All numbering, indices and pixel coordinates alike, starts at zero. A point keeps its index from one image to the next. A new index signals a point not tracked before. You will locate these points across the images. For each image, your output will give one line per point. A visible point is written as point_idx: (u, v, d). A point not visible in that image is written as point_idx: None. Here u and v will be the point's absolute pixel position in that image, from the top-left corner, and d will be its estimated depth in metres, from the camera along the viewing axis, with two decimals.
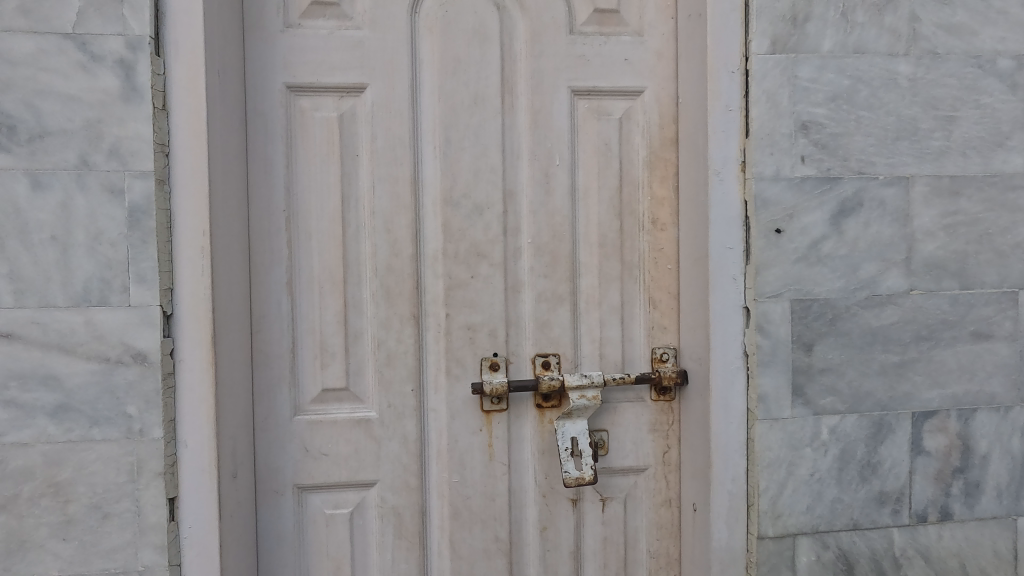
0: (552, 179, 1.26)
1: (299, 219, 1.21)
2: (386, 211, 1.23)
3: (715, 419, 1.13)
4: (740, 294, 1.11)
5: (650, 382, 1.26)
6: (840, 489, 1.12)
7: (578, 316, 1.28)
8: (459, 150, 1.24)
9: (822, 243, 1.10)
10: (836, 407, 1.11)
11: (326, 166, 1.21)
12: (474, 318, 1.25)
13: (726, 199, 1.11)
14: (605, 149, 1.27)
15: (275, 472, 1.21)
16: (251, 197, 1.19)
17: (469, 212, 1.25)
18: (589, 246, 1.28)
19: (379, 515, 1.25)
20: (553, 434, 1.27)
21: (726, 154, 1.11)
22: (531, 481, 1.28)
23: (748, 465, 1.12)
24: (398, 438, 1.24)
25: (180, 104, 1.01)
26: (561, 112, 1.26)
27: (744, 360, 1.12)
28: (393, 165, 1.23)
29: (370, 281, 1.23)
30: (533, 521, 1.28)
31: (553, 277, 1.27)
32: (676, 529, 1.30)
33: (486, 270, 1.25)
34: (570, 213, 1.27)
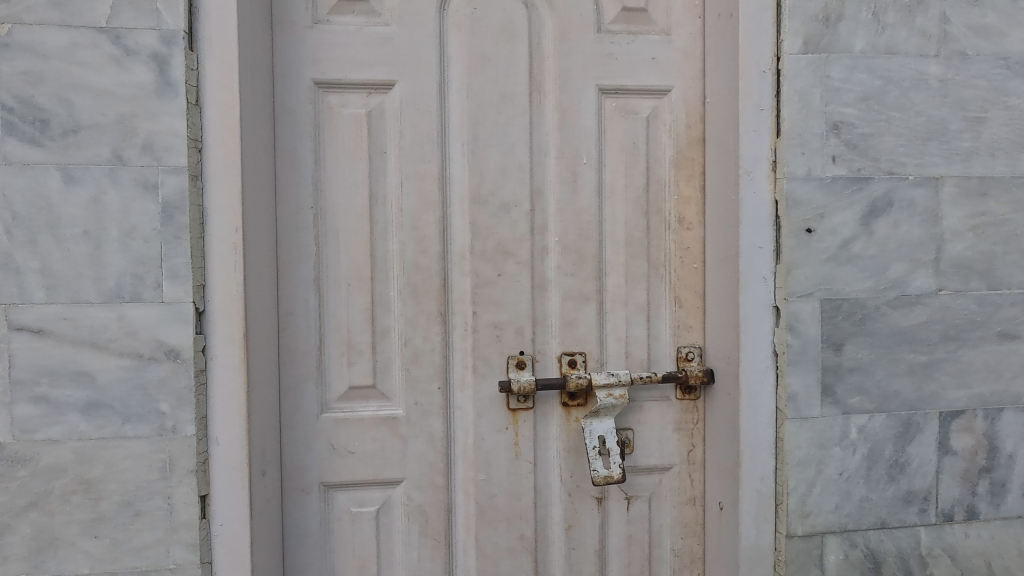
0: (579, 178, 1.26)
1: (326, 216, 1.21)
2: (414, 208, 1.22)
3: (744, 417, 1.13)
4: (770, 293, 1.12)
5: (676, 381, 1.26)
6: (868, 488, 1.12)
7: (604, 315, 1.28)
8: (486, 147, 1.24)
9: (852, 242, 1.10)
10: (865, 406, 1.12)
11: (353, 163, 1.21)
12: (501, 316, 1.25)
13: (757, 199, 1.11)
14: (632, 148, 1.27)
15: (301, 470, 1.21)
16: (279, 193, 1.18)
17: (496, 210, 1.24)
18: (615, 245, 1.28)
19: (405, 513, 1.25)
20: (579, 433, 1.27)
21: (757, 153, 1.11)
22: (556, 480, 1.28)
23: (777, 464, 1.13)
24: (424, 436, 1.24)
25: (213, 99, 1.00)
26: (589, 110, 1.26)
27: (773, 360, 1.12)
28: (421, 162, 1.22)
29: (397, 279, 1.22)
30: (558, 520, 1.28)
31: (580, 275, 1.26)
32: (700, 528, 1.31)
33: (513, 268, 1.25)
34: (597, 212, 1.27)
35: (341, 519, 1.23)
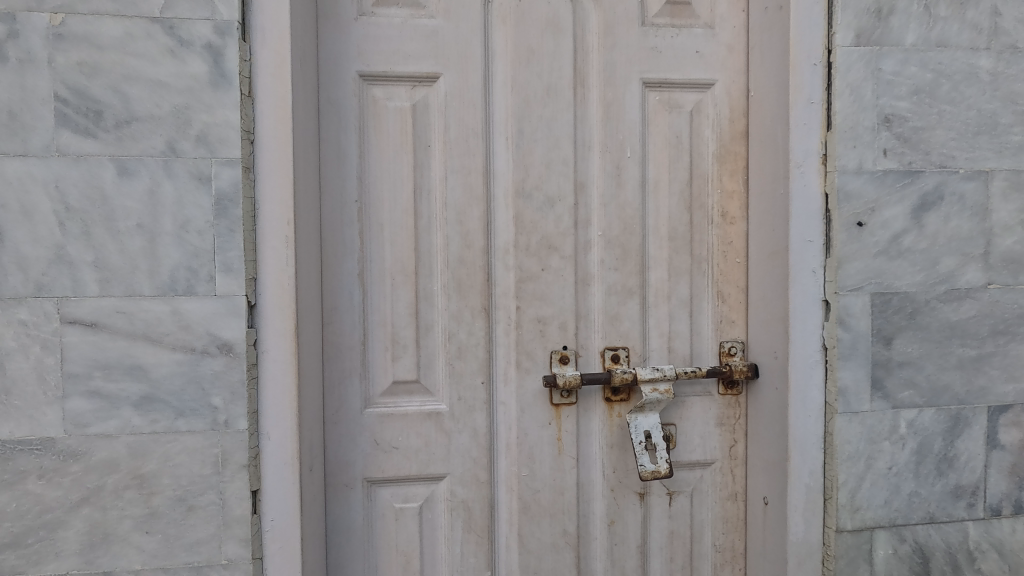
0: (623, 172, 1.26)
1: (371, 210, 1.20)
2: (459, 202, 1.22)
3: (793, 412, 1.13)
4: (820, 287, 1.11)
5: (719, 376, 1.26)
6: (917, 482, 1.12)
7: (647, 310, 1.27)
8: (531, 141, 1.23)
9: (902, 237, 1.10)
10: (915, 400, 1.11)
11: (398, 156, 1.20)
12: (545, 311, 1.25)
13: (807, 192, 1.11)
14: (676, 142, 1.26)
15: (345, 466, 1.21)
16: (324, 187, 1.18)
17: (541, 204, 1.24)
18: (659, 239, 1.27)
19: (448, 509, 1.24)
20: (622, 428, 1.27)
21: (808, 147, 1.10)
22: (599, 475, 1.28)
23: (826, 458, 1.12)
24: (468, 431, 1.24)
25: (266, 90, 0.99)
26: (633, 104, 1.25)
27: (823, 354, 1.12)
28: (466, 156, 1.22)
29: (442, 273, 1.22)
30: (601, 515, 1.28)
31: (623, 270, 1.26)
32: (742, 523, 1.30)
33: (557, 262, 1.25)
34: (640, 206, 1.26)
35: (385, 515, 1.23)
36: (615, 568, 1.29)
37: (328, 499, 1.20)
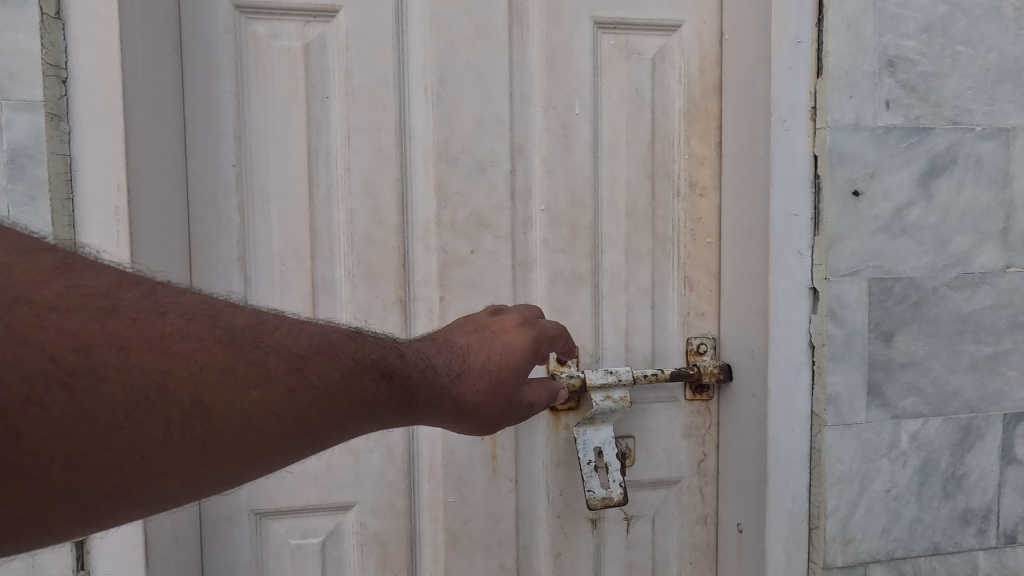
0: (571, 133, 1.03)
1: (253, 178, 0.96)
2: (366, 169, 0.98)
3: (773, 425, 0.92)
4: (807, 272, 0.90)
5: (687, 379, 1.04)
6: (920, 507, 0.93)
7: (601, 300, 1.05)
8: (457, 92, 0.99)
9: (907, 209, 0.90)
10: (918, 409, 0.92)
11: (287, 110, 0.96)
12: (476, 302, 1.02)
13: (793, 155, 0.89)
14: (635, 96, 1.04)
15: (227, 497, 0.98)
16: (189, 148, 0.93)
17: (470, 171, 1.01)
18: (615, 215, 1.05)
19: (359, 544, 1.03)
20: (569, 442, 1.06)
21: (794, 98, 0.89)
22: (542, 498, 1.06)
23: (811, 480, 0.92)
24: (381, 450, 1.02)
25: (82, 11, 0.74)
26: (583, 49, 1.02)
27: (809, 354, 0.91)
28: (375, 110, 0.98)
29: (347, 256, 0.99)
30: (546, 546, 1.07)
31: (571, 252, 1.04)
32: (713, 551, 1.10)
33: (491, 243, 1.02)
34: (592, 175, 1.04)
35: (280, 554, 1.01)
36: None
37: (204, 536, 0.98)
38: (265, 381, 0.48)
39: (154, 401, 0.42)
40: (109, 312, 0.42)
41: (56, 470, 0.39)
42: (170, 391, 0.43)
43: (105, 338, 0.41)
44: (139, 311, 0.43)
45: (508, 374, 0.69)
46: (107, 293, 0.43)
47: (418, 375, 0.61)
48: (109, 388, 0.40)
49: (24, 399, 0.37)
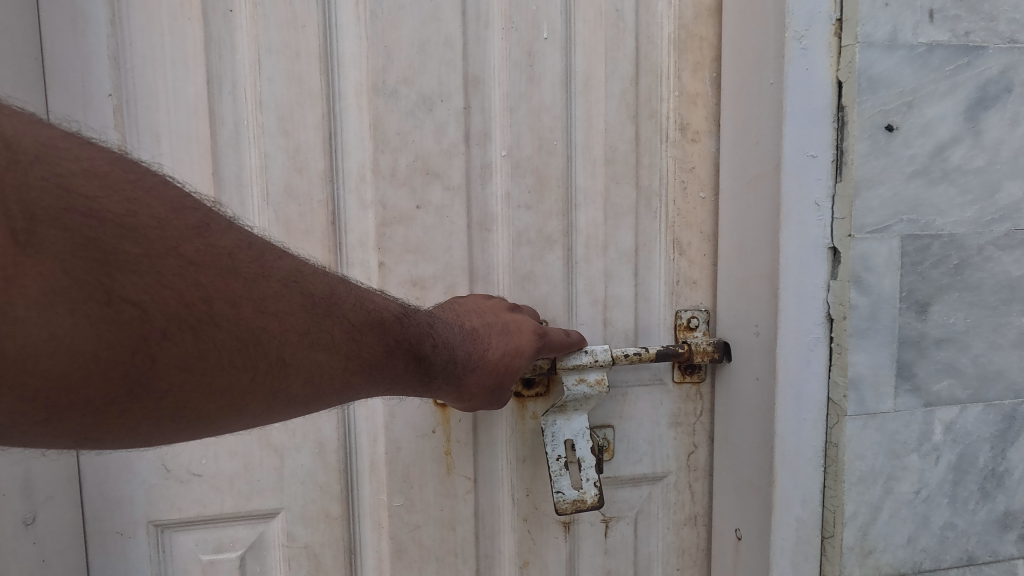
0: (536, 62, 0.84)
1: (138, 112, 0.76)
2: (283, 103, 0.79)
3: (782, 414, 0.76)
4: (825, 228, 0.73)
5: (676, 359, 0.86)
6: (953, 510, 0.78)
7: (575, 266, 0.88)
8: (395, 9, 0.80)
9: (949, 149, 0.73)
10: (955, 394, 0.76)
11: (177, 25, 0.75)
12: (423, 269, 0.84)
13: (812, 80, 0.71)
14: (614, 19, 0.85)
15: (119, 507, 0.79)
16: (50, 72, 0.73)
17: (413, 108, 0.81)
18: (591, 164, 0.87)
19: (286, 557, 0.85)
20: (537, 435, 0.89)
21: (814, 6, 0.70)
22: (507, 499, 0.90)
23: (826, 481, 0.77)
24: (311, 447, 0.84)
25: None
26: None
27: (827, 329, 0.75)
28: (292, 30, 0.78)
29: (262, 211, 0.80)
30: (511, 555, 0.90)
31: (538, 208, 0.86)
32: (702, 555, 0.95)
33: (441, 196, 0.83)
34: (563, 112, 0.85)
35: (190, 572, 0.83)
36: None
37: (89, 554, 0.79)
38: (329, 350, 0.56)
39: (247, 353, 0.50)
40: (229, 271, 0.49)
41: (154, 389, 0.46)
42: (258, 348, 0.51)
43: (218, 292, 0.48)
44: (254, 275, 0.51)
45: (512, 361, 0.73)
46: (235, 258, 0.50)
47: (450, 363, 0.69)
48: (219, 335, 0.48)
49: (155, 334, 0.45)
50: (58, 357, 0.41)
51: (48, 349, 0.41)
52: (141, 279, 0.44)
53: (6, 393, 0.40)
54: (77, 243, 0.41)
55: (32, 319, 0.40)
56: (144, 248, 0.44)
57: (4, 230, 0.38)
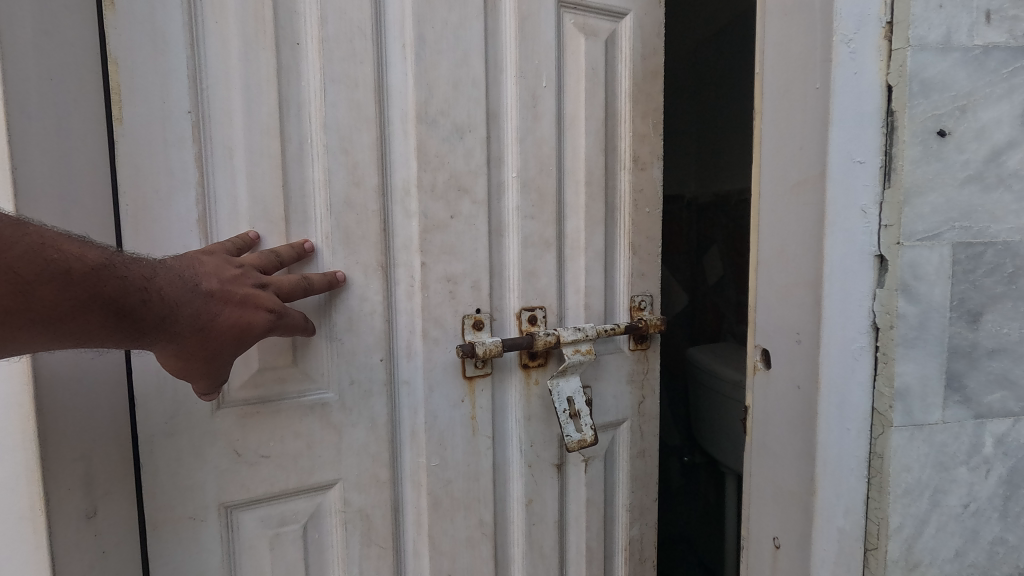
0: (540, 104, 0.92)
1: (212, 128, 0.73)
2: (343, 125, 0.79)
3: (825, 425, 0.74)
4: (872, 233, 0.72)
5: (635, 332, 1.03)
6: (1004, 526, 0.78)
7: (563, 264, 0.98)
8: (435, 52, 0.83)
9: (1005, 153, 0.72)
10: (1007, 406, 0.76)
11: (250, 54, 0.74)
12: (455, 268, 0.87)
13: (860, 85, 0.70)
14: (592, 75, 0.96)
15: (189, 491, 0.76)
16: (117, 80, 0.68)
17: (448, 135, 0.85)
18: (575, 186, 0.97)
19: (342, 522, 0.85)
20: (541, 397, 0.97)
21: (863, 8, 0.69)
22: (516, 452, 0.97)
23: (870, 492, 0.76)
24: (366, 423, 0.85)
25: None
26: (550, 23, 0.91)
27: (872, 337, 0.74)
28: (351, 62, 0.79)
29: (322, 220, 0.80)
30: (518, 495, 0.98)
31: (541, 216, 0.94)
32: (649, 478, 1.12)
33: (469, 209, 0.88)
34: (557, 145, 0.94)
35: (255, 550, 0.81)
36: (534, 555, 0.99)
37: (155, 545, 0.75)
38: (159, 330, 0.58)
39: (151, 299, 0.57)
40: (53, 275, 0.50)
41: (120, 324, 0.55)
42: (82, 330, 0.53)
43: (35, 299, 0.49)
44: (93, 275, 0.52)
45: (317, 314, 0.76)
46: (62, 263, 0.50)
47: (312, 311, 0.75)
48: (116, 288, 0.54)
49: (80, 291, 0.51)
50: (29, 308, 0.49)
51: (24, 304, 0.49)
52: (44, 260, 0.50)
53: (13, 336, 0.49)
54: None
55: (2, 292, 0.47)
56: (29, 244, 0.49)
57: None
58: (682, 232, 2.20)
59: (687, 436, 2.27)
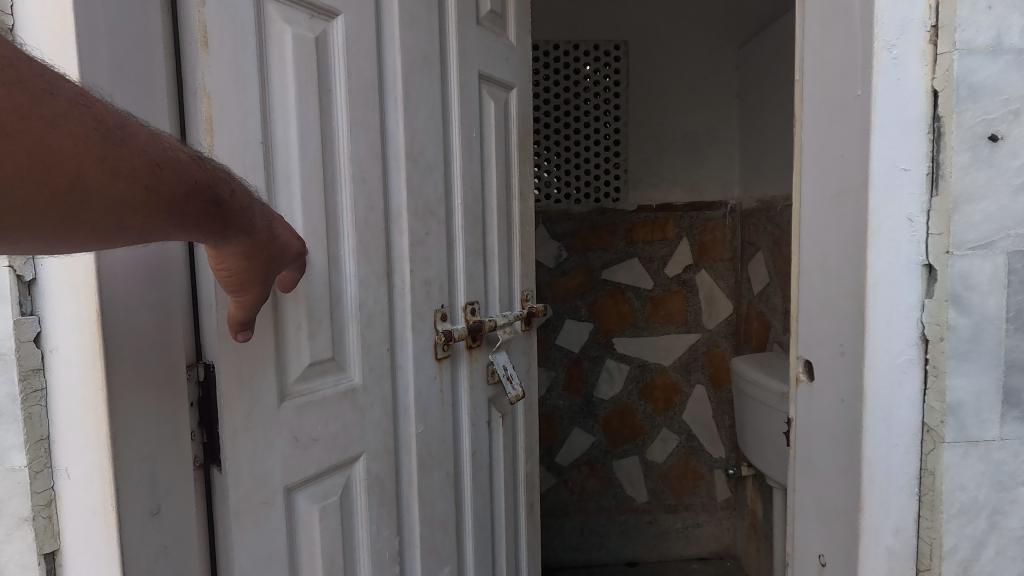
0: (472, 154, 1.21)
1: (275, 158, 0.82)
2: (363, 160, 0.94)
3: (872, 439, 0.72)
4: (920, 242, 0.70)
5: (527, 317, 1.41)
6: None
7: (488, 271, 1.29)
8: (413, 106, 1.04)
9: None
10: None
11: (302, 98, 0.85)
12: (429, 274, 1.10)
13: (904, 91, 0.69)
14: (498, 131, 1.30)
15: (261, 480, 0.83)
16: (209, 111, 0.73)
17: (424, 170, 1.07)
18: (490, 212, 1.28)
19: (366, 489, 1.00)
20: (478, 369, 1.26)
21: (906, 14, 0.68)
22: (465, 416, 1.23)
23: (922, 510, 0.74)
24: (379, 402, 1.01)
25: None
26: (473, 93, 1.21)
27: (920, 350, 0.71)
28: (366, 109, 0.95)
29: (349, 237, 0.94)
30: (467, 448, 1.23)
31: (474, 234, 1.21)
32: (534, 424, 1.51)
33: (436, 227, 1.11)
34: (480, 179, 1.24)
35: (306, 524, 0.91)
36: (477, 493, 1.28)
37: (236, 533, 0.81)
38: (239, 223, 0.60)
39: (232, 194, 0.59)
40: (174, 161, 0.50)
41: (211, 213, 0.56)
42: (192, 219, 0.54)
43: (165, 181, 0.49)
44: (196, 166, 0.53)
45: None
46: (174, 149, 0.51)
47: None
48: (211, 179, 0.55)
49: (189, 177, 0.52)
50: (160, 192, 0.49)
51: (156, 186, 0.48)
52: (162, 146, 0.49)
53: (140, 219, 0.48)
54: (114, 122, 0.46)
55: (138, 169, 0.47)
56: (143, 128, 0.49)
57: (82, 119, 0.43)
58: (726, 238, 2.16)
59: (732, 446, 2.22)
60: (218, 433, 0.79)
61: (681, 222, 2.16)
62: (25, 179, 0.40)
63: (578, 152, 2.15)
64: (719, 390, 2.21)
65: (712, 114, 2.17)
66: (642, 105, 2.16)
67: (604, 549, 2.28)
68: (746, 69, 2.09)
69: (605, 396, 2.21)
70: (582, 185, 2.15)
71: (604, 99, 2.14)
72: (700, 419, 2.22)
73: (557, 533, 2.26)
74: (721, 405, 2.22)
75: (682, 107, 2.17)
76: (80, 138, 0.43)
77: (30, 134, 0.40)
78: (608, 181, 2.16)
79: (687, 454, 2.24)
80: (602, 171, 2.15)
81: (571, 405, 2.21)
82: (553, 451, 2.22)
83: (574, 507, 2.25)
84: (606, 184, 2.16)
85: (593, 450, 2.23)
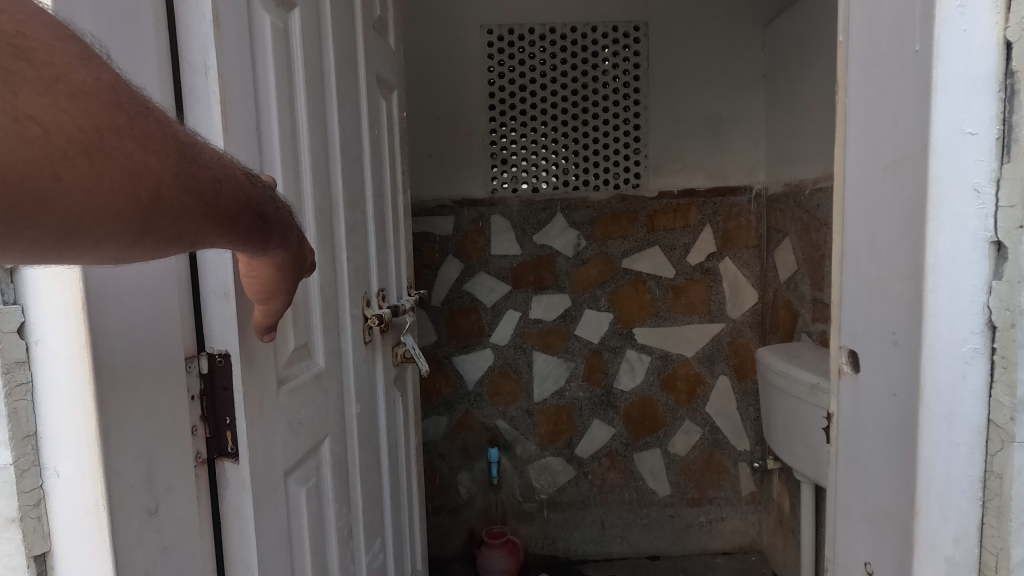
0: (378, 150, 1.30)
1: (267, 145, 0.83)
2: (316, 151, 0.98)
3: (928, 438, 0.64)
4: (985, 216, 0.62)
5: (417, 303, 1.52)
6: None
7: (390, 260, 1.38)
8: (342, 101, 1.09)
9: None
10: None
11: (276, 85, 0.86)
12: (357, 262, 1.16)
13: (971, 44, 0.60)
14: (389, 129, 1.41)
15: (269, 466, 0.85)
16: (223, 94, 0.72)
17: (351, 163, 1.13)
18: (390, 205, 1.38)
19: (328, 470, 1.04)
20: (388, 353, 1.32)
21: None
22: (382, 399, 1.30)
23: (985, 516, 0.66)
24: (334, 386, 1.07)
25: None
26: (375, 92, 1.30)
27: (985, 339, 0.63)
28: (316, 101, 0.98)
29: (312, 226, 0.95)
30: (383, 428, 1.30)
31: (380, 225, 1.30)
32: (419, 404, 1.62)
33: (361, 218, 1.18)
34: (382, 175, 1.34)
35: (297, 504, 0.94)
36: (392, 469, 1.36)
37: (253, 521, 0.82)
38: (280, 236, 0.60)
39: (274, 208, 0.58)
40: (231, 179, 0.49)
41: (257, 226, 0.54)
42: (243, 234, 0.52)
43: (222, 197, 0.47)
44: (248, 182, 0.52)
45: None
46: (233, 169, 0.50)
47: None
48: (257, 192, 0.54)
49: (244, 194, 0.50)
50: (219, 209, 0.47)
51: (218, 203, 0.47)
52: (222, 165, 0.48)
53: (203, 235, 0.47)
54: (185, 141, 0.44)
55: (207, 188, 0.45)
56: (206, 146, 0.47)
57: (161, 140, 0.41)
58: (752, 225, 2.07)
59: (759, 439, 2.14)
60: (226, 425, 0.78)
61: (704, 208, 2.07)
62: (108, 196, 0.38)
63: (597, 137, 2.07)
64: (745, 381, 2.13)
65: (734, 94, 2.06)
66: (664, 86, 2.07)
67: (625, 543, 2.22)
68: (772, 47, 1.98)
69: (625, 387, 2.14)
70: (601, 171, 2.08)
71: (624, 82, 2.06)
72: (725, 412, 2.14)
73: (578, 526, 2.21)
74: (747, 397, 2.13)
75: (703, 88, 2.06)
76: (160, 161, 0.40)
77: (119, 150, 0.38)
78: (627, 167, 2.08)
79: (712, 448, 2.16)
80: (620, 157, 2.08)
81: (591, 397, 2.14)
82: (573, 443, 2.17)
83: (594, 500, 2.20)
84: (625, 171, 2.08)
85: (614, 443, 2.16)
